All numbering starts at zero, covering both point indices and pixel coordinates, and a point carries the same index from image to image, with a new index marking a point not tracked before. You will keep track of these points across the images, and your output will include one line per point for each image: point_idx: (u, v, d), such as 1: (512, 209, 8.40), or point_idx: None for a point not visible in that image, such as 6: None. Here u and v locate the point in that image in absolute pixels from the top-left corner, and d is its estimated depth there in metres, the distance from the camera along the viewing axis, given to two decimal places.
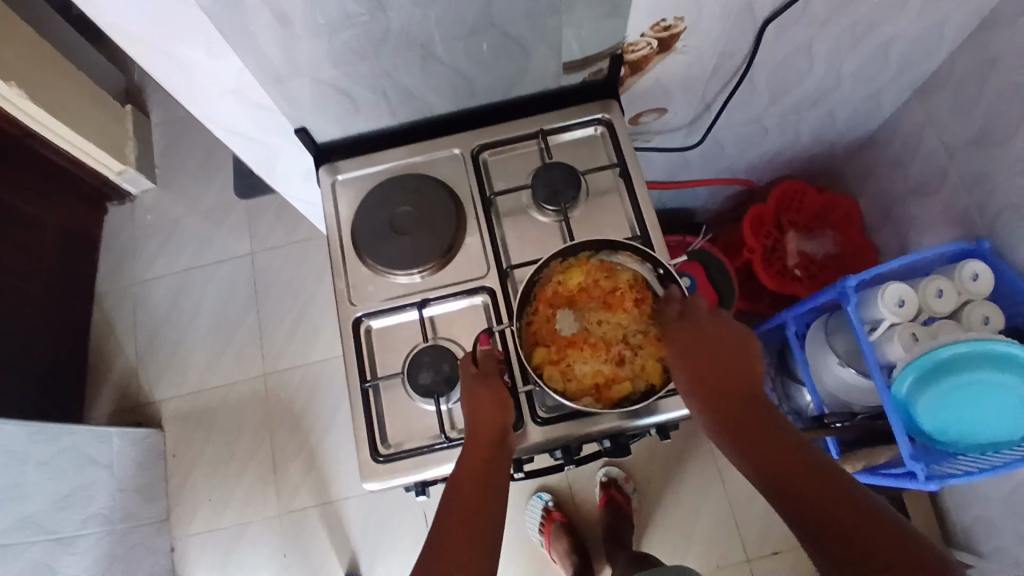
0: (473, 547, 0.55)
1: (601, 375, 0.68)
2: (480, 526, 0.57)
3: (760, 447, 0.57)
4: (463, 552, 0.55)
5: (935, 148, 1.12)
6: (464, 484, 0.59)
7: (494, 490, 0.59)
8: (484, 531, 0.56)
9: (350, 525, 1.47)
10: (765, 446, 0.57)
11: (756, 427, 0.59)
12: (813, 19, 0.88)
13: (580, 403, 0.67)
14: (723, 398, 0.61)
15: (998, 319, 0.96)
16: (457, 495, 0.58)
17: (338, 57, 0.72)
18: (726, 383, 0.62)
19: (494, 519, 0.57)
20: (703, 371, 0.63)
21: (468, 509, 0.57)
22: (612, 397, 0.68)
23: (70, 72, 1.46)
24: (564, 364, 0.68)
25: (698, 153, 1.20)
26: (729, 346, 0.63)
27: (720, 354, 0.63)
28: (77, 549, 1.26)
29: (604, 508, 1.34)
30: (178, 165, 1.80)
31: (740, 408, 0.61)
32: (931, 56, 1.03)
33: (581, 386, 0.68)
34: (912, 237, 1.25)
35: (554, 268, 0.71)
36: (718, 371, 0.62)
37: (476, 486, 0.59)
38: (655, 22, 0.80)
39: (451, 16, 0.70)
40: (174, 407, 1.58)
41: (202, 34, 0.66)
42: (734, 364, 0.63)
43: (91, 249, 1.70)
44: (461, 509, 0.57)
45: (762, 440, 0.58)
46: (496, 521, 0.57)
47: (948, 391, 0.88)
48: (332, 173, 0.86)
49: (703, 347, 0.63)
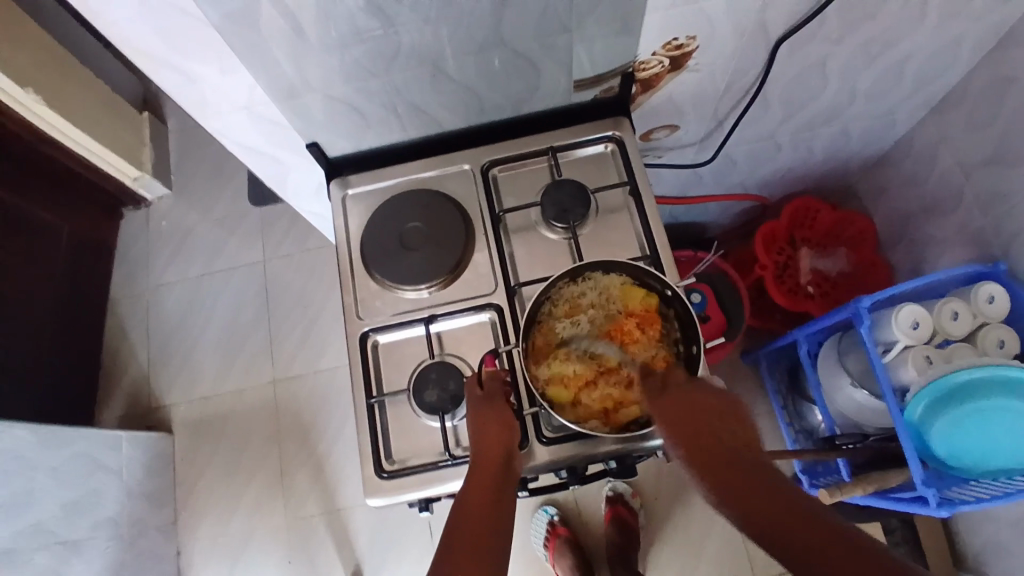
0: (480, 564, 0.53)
1: (610, 399, 0.67)
2: (486, 544, 0.55)
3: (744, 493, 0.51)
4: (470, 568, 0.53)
5: (951, 166, 1.11)
6: (469, 503, 0.58)
7: (502, 509, 0.58)
8: (491, 550, 0.54)
9: (355, 535, 1.47)
10: (748, 490, 0.51)
11: (742, 472, 0.53)
12: (828, 37, 0.87)
13: (588, 427, 0.66)
14: (705, 448, 0.55)
15: (1014, 344, 0.95)
16: (463, 513, 0.57)
17: (349, 74, 0.73)
18: (706, 434, 0.56)
19: (502, 538, 0.56)
20: (680, 426, 0.58)
21: (474, 527, 0.56)
22: (620, 421, 0.67)
23: (86, 78, 1.50)
24: (572, 387, 0.68)
25: (709, 169, 1.19)
26: (706, 399, 0.59)
27: (699, 407, 0.58)
28: (86, 555, 1.27)
29: (611, 524, 1.33)
30: (193, 172, 1.82)
31: (722, 453, 0.55)
32: (948, 74, 1.02)
33: (590, 411, 0.67)
34: (927, 255, 1.24)
35: (562, 290, 0.71)
36: (699, 422, 0.57)
37: (482, 504, 0.58)
38: (667, 41, 0.80)
39: (462, 34, 0.70)
40: (184, 413, 1.59)
41: (211, 49, 0.66)
42: (716, 417, 0.58)
43: (106, 255, 1.73)
44: (467, 527, 0.56)
45: (749, 483, 0.52)
46: (503, 540, 0.55)
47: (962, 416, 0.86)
48: (343, 188, 0.86)
49: (683, 403, 0.59)
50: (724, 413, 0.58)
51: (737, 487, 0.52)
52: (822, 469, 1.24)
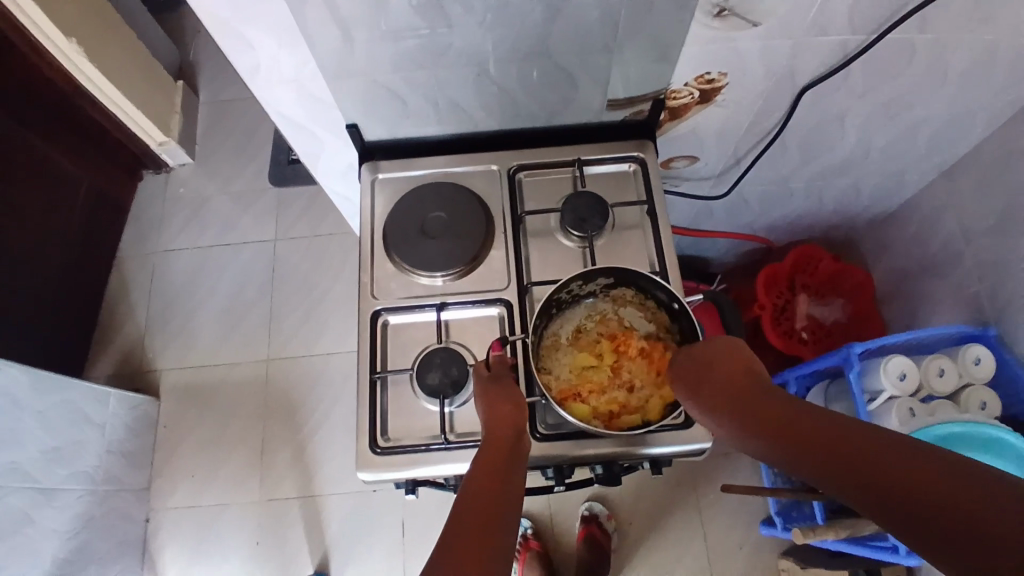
0: (491, 535, 0.53)
1: (613, 403, 0.71)
2: (495, 518, 0.55)
3: (818, 451, 0.48)
4: (481, 540, 0.52)
5: (954, 232, 1.15)
6: (480, 475, 0.59)
7: (509, 486, 0.59)
8: (501, 528, 0.54)
9: (327, 522, 1.46)
10: (817, 444, 0.49)
11: (802, 421, 0.51)
12: (851, 91, 0.92)
13: (591, 426, 0.69)
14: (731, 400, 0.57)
15: (996, 407, 1.00)
16: (473, 486, 0.58)
17: (398, 62, 0.77)
18: (735, 394, 0.57)
19: (510, 511, 0.56)
20: (708, 394, 0.58)
21: (485, 501, 0.56)
22: (623, 425, 0.69)
23: (130, 41, 1.55)
24: (578, 390, 0.71)
25: (722, 205, 1.24)
26: (721, 355, 0.60)
27: (713, 370, 0.59)
28: (58, 503, 1.26)
29: (584, 542, 1.34)
30: (216, 145, 1.85)
31: (766, 410, 0.54)
32: (958, 143, 1.07)
33: (590, 413, 0.70)
34: (920, 315, 1.28)
35: (572, 293, 0.73)
36: (722, 384, 0.58)
37: (492, 481, 0.58)
38: (700, 74, 0.85)
39: (511, 39, 0.74)
40: (175, 379, 1.60)
41: (277, 23, 0.70)
42: (747, 374, 0.58)
43: (120, 213, 1.75)
44: (477, 501, 0.56)
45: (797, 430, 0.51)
46: (512, 516, 0.56)
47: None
48: (373, 171, 0.89)
49: (700, 371, 0.60)
50: (747, 368, 0.58)
51: (806, 443, 0.49)
52: (796, 513, 1.27)
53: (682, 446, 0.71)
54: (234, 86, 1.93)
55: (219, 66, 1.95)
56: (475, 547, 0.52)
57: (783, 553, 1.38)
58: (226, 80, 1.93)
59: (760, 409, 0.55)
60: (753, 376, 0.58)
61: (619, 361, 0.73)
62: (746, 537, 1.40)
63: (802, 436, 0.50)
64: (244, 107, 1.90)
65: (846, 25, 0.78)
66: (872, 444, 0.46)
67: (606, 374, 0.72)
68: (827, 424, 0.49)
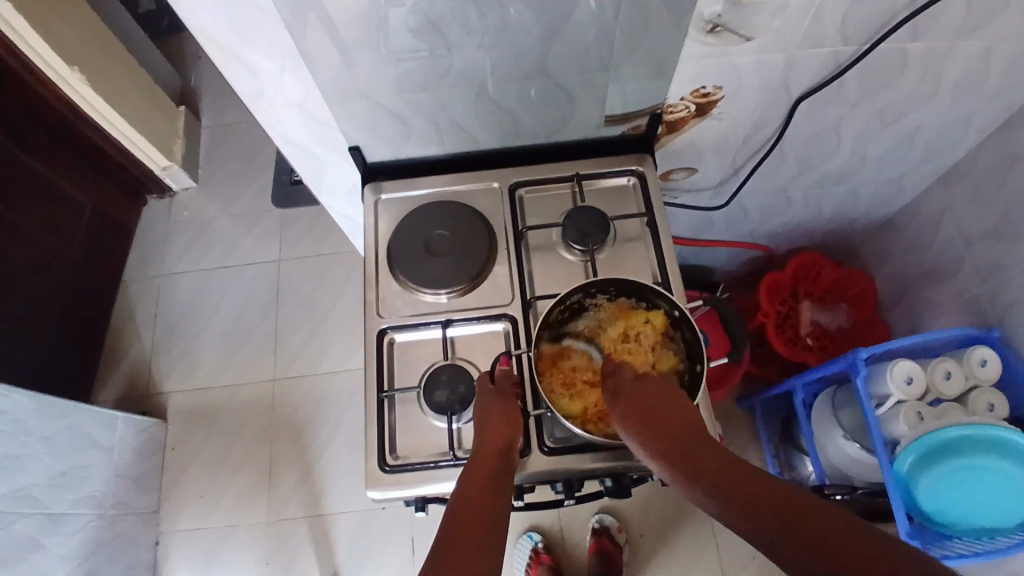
0: (479, 551, 0.54)
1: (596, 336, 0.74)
2: (485, 536, 0.55)
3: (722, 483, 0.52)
4: (465, 559, 0.53)
5: (953, 235, 1.16)
6: (472, 487, 0.60)
7: (499, 501, 0.59)
8: (491, 541, 0.55)
9: (336, 541, 1.46)
10: (736, 489, 0.51)
11: (739, 479, 0.52)
12: (845, 100, 0.93)
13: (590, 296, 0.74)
14: (667, 440, 0.58)
15: (1003, 408, 1.00)
16: (467, 497, 0.59)
17: (399, 87, 0.79)
18: (685, 438, 0.58)
19: (499, 527, 0.57)
20: (658, 442, 0.59)
21: (476, 510, 0.57)
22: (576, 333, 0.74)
23: (132, 68, 1.58)
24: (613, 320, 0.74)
25: (722, 215, 1.25)
26: (671, 407, 0.61)
27: (667, 411, 0.61)
28: (66, 528, 1.26)
29: (595, 555, 1.33)
30: (219, 168, 1.88)
31: (712, 466, 0.54)
32: (954, 148, 1.08)
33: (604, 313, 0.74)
34: (923, 317, 1.28)
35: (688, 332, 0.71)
36: (680, 436, 0.58)
37: (484, 492, 0.60)
38: (697, 88, 0.86)
39: (508, 60, 0.76)
40: (180, 401, 1.60)
41: (280, 48, 0.71)
42: (681, 420, 0.60)
43: (125, 237, 1.77)
44: (469, 509, 0.58)
45: (713, 470, 0.54)
46: (500, 530, 0.56)
47: (972, 467, 0.90)
48: (376, 192, 0.90)
49: (651, 410, 0.61)
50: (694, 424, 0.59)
51: (755, 503, 0.49)
52: None
53: None
54: (235, 110, 1.96)
55: (221, 91, 1.98)
56: (464, 562, 0.52)
57: None
58: (227, 105, 1.97)
59: (692, 450, 0.57)
60: (693, 421, 0.60)
61: None
62: (757, 546, 1.39)
63: (747, 497, 0.50)
64: (246, 130, 1.93)
65: (838, 37, 0.79)
66: (760, 484, 0.50)
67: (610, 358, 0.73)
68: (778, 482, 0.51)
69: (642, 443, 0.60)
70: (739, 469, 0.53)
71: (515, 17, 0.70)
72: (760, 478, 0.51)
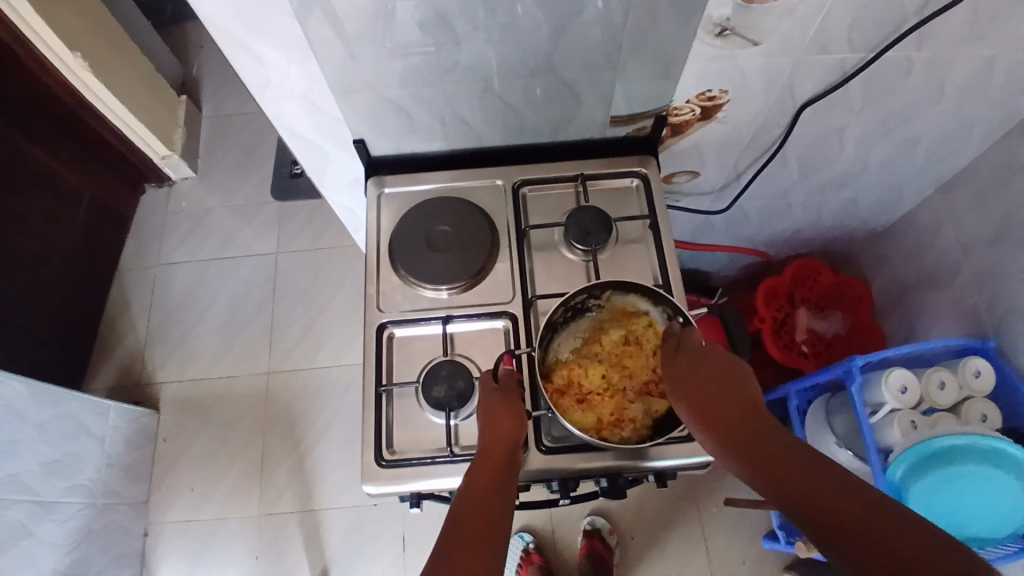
0: (482, 549, 0.54)
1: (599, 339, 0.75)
2: (488, 535, 0.55)
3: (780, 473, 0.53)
4: (474, 554, 0.53)
5: (951, 244, 1.17)
6: (476, 485, 0.60)
7: (504, 496, 0.60)
8: (494, 538, 0.55)
9: (328, 536, 1.45)
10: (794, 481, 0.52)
11: (797, 471, 0.52)
12: (850, 107, 0.93)
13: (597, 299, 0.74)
14: (719, 420, 0.59)
15: (996, 419, 1.01)
16: (469, 494, 0.59)
17: (406, 80, 0.78)
18: (737, 421, 0.59)
19: (503, 526, 0.57)
20: (708, 423, 0.60)
21: (479, 509, 0.58)
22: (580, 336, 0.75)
23: (135, 55, 1.57)
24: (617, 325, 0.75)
25: (722, 219, 1.25)
26: (723, 383, 0.61)
27: (716, 388, 0.61)
28: (56, 516, 1.25)
29: (586, 556, 1.33)
30: (218, 158, 1.87)
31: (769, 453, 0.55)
32: (954, 157, 1.09)
33: (608, 318, 0.75)
34: (919, 326, 1.29)
35: None
36: (727, 414, 0.59)
37: (486, 491, 0.60)
38: (703, 91, 0.86)
39: (517, 56, 0.76)
40: (174, 392, 1.59)
41: (289, 39, 0.71)
42: (733, 396, 0.60)
43: (122, 225, 1.75)
44: (471, 507, 0.58)
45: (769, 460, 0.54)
46: (503, 530, 0.57)
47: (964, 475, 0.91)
48: (379, 186, 0.90)
49: (700, 389, 0.62)
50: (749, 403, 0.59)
51: (814, 500, 0.50)
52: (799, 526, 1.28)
53: (685, 459, 0.70)
54: (236, 101, 1.95)
55: (222, 81, 1.97)
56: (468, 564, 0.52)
57: (786, 567, 1.37)
58: (228, 96, 1.96)
59: (745, 432, 0.58)
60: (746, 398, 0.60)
61: (630, 387, 0.72)
62: (748, 550, 1.40)
63: (807, 493, 0.50)
64: (247, 121, 1.92)
65: (845, 44, 0.80)
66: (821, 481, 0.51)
67: (612, 362, 0.74)
68: (815, 468, 0.52)
69: (690, 418, 0.61)
70: (797, 460, 0.53)
71: (525, 14, 0.70)
72: (818, 473, 0.51)
